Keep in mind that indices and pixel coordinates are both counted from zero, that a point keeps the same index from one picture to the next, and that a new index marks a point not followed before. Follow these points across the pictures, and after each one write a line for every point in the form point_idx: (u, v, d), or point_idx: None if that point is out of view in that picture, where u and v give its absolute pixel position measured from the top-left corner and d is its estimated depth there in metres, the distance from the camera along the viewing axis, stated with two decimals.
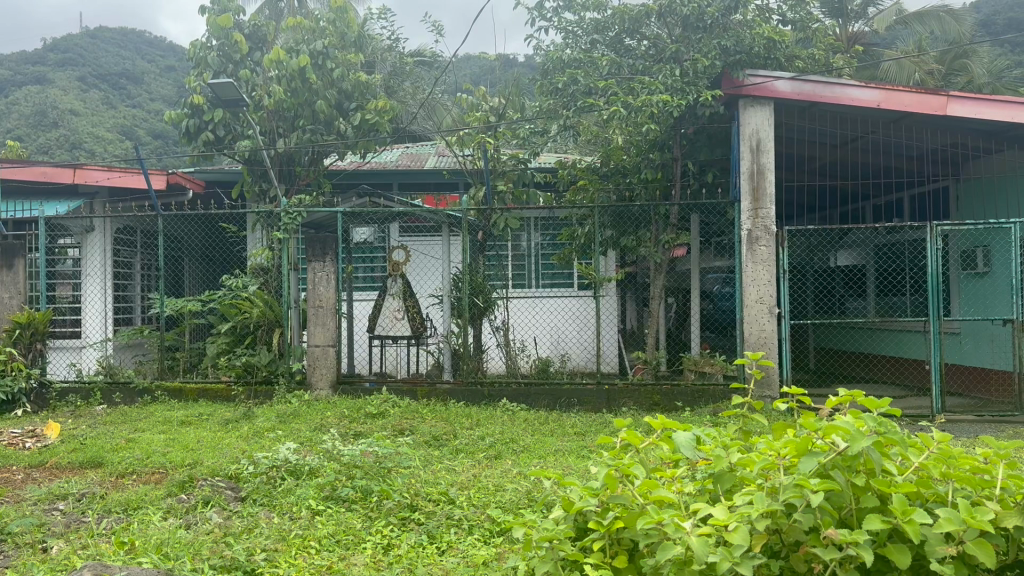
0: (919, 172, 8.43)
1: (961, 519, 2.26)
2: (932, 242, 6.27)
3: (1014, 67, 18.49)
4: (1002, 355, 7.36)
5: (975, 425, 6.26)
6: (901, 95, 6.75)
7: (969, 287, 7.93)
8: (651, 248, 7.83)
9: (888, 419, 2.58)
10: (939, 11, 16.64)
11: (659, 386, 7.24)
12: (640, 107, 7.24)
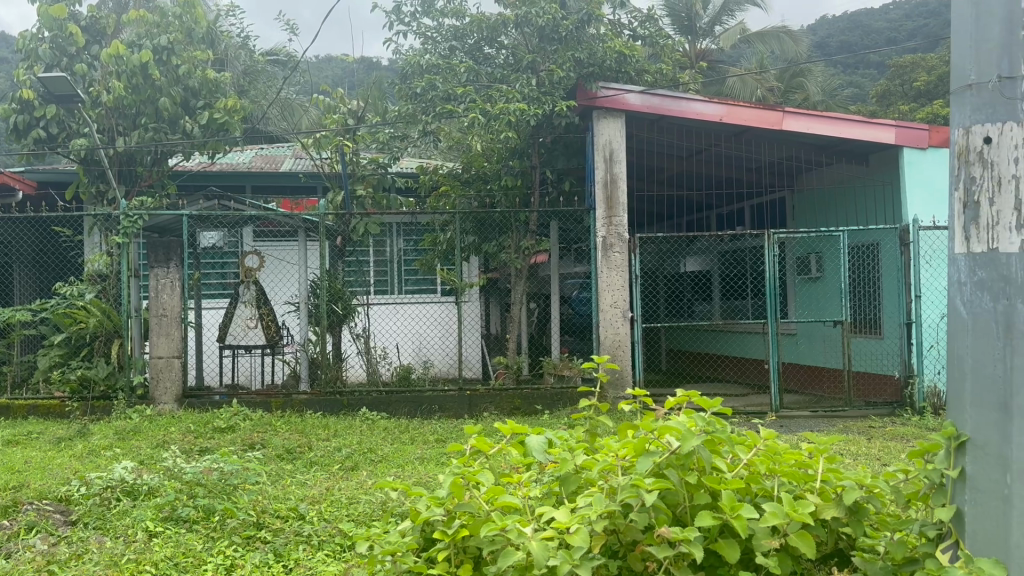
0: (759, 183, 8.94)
1: (785, 512, 2.36)
2: (770, 249, 6.64)
3: (843, 86, 20.11)
4: (832, 354, 7.89)
5: (809, 421, 6.64)
6: (740, 110, 7.11)
7: (804, 291, 8.46)
8: (511, 255, 7.86)
9: (720, 417, 2.68)
10: (779, 32, 17.81)
11: (520, 391, 7.29)
12: (498, 115, 7.29)
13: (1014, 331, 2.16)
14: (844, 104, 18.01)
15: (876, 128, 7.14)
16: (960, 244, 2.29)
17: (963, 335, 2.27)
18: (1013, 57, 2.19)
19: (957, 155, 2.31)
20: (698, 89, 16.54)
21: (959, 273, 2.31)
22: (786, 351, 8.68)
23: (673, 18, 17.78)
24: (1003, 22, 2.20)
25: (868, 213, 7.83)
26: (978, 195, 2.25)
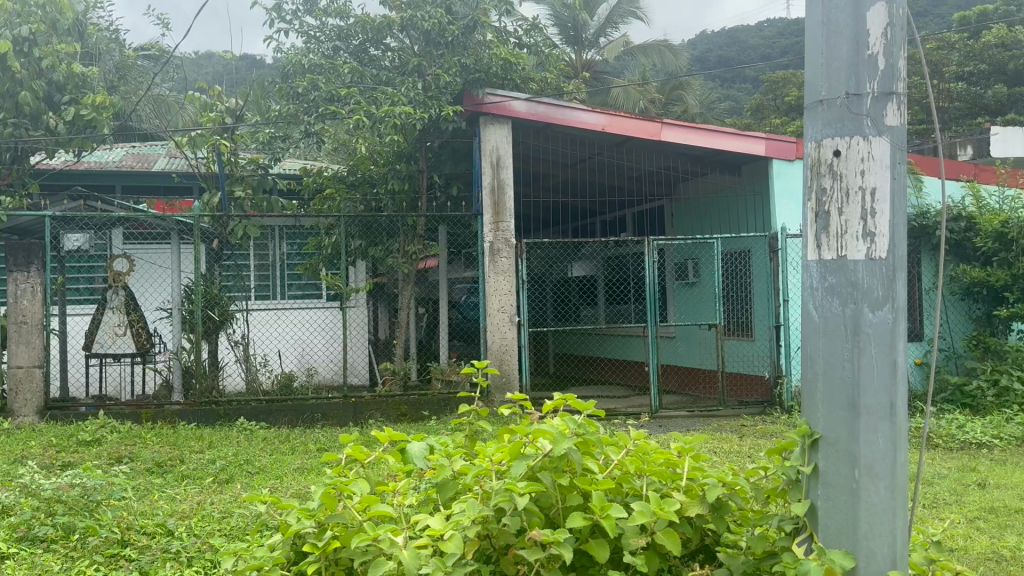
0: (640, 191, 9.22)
1: (652, 511, 2.40)
2: (650, 256, 6.84)
3: (720, 100, 21.06)
4: (708, 356, 8.20)
5: (687, 421, 6.86)
6: (621, 120, 7.31)
7: (682, 296, 8.77)
8: (399, 260, 7.75)
9: (594, 420, 2.71)
10: (660, 46, 18.46)
11: (406, 398, 7.21)
12: (383, 118, 7.21)
13: (861, 333, 2.27)
14: (721, 117, 18.87)
15: (747, 140, 7.47)
16: (813, 251, 2.37)
17: (815, 338, 2.36)
18: (859, 76, 2.28)
19: (809, 167, 2.38)
20: (583, 98, 16.92)
21: (810, 279, 2.39)
22: (665, 354, 8.96)
23: (559, 28, 18.16)
24: (850, 42, 2.29)
25: (741, 221, 8.18)
26: (828, 205, 2.33)
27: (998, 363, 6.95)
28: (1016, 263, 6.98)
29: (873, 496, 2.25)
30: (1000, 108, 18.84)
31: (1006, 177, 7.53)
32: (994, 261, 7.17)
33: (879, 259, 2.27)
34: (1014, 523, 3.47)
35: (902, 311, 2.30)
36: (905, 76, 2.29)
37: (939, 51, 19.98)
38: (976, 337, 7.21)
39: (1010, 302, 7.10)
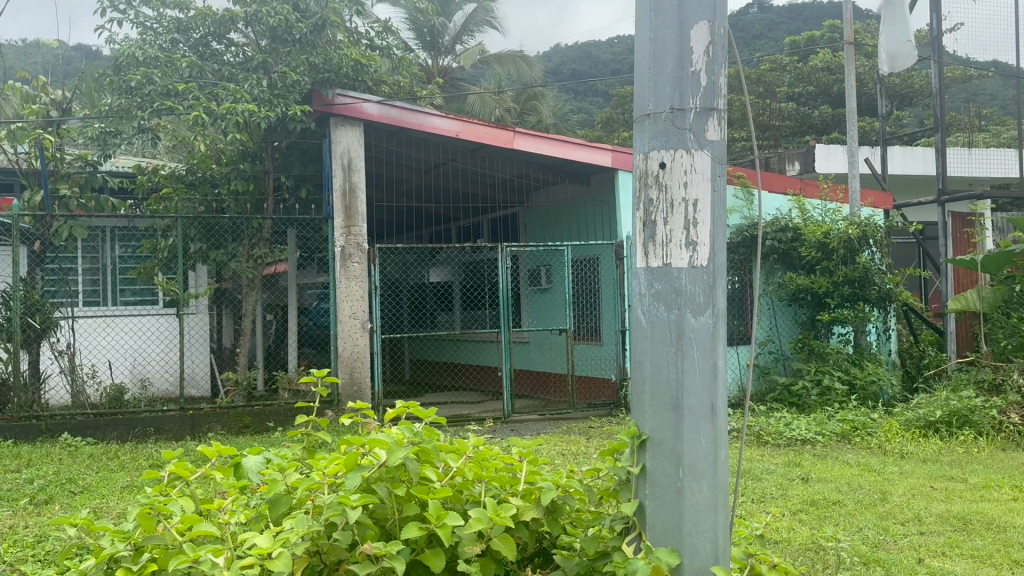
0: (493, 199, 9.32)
1: (489, 516, 2.36)
2: (503, 262, 6.90)
3: (573, 111, 21.71)
4: (558, 360, 8.38)
5: (538, 424, 6.95)
6: (475, 127, 7.35)
7: (534, 302, 8.92)
8: (243, 264, 7.43)
9: (434, 428, 2.66)
10: (515, 56, 18.84)
11: (249, 408, 6.92)
12: (225, 115, 6.93)
13: (684, 337, 2.36)
14: (573, 129, 19.48)
15: (595, 151, 7.70)
16: (642, 259, 2.45)
17: (644, 342, 2.43)
18: (683, 92, 2.38)
19: (638, 178, 2.47)
20: (439, 104, 16.96)
21: (639, 285, 2.47)
22: (518, 358, 9.08)
23: (415, 32, 18.28)
24: (675, 59, 2.38)
25: (590, 230, 8.42)
26: (654, 215, 2.42)
27: (821, 364, 7.47)
28: (836, 270, 7.58)
29: (696, 494, 2.33)
30: (825, 128, 20.37)
31: (829, 191, 8.07)
32: (817, 269, 7.73)
33: (700, 266, 2.37)
34: (832, 515, 3.65)
35: (723, 317, 2.41)
36: (726, 93, 2.40)
37: (772, 73, 21.45)
38: (802, 339, 7.68)
39: (831, 307, 7.66)
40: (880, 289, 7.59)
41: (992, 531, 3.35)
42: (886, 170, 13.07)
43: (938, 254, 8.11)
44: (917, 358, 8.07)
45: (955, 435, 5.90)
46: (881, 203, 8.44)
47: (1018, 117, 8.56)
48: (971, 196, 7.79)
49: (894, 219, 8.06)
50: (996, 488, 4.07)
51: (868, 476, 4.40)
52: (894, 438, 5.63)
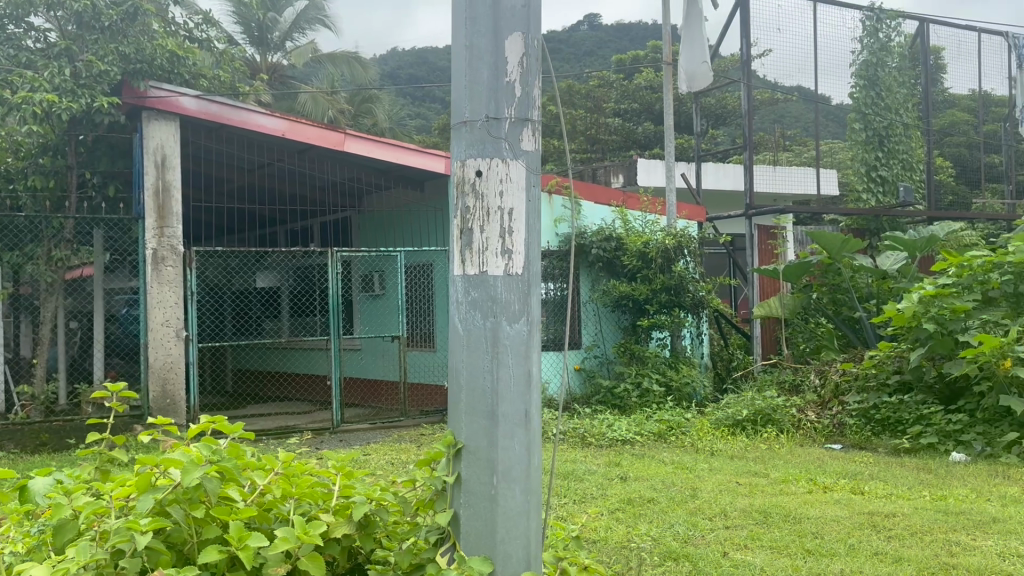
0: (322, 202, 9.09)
1: (295, 536, 2.25)
2: (332, 266, 6.72)
3: (408, 117, 21.72)
4: (390, 367, 8.30)
5: (367, 433, 6.82)
6: (302, 127, 7.13)
7: (367, 309, 8.77)
8: (41, 268, 6.85)
9: (241, 444, 2.50)
10: (348, 57, 18.75)
11: (47, 424, 6.34)
12: (20, 105, 6.49)
13: (500, 345, 2.35)
14: (408, 133, 19.60)
15: (428, 157, 7.68)
16: (458, 266, 2.42)
17: (460, 350, 2.40)
18: (498, 102, 2.39)
19: (455, 186, 2.45)
20: (267, 102, 16.45)
21: (456, 293, 2.44)
22: (348, 366, 8.90)
23: (243, 26, 18.23)
24: (490, 68, 2.38)
25: (422, 236, 8.39)
26: (471, 223, 2.40)
27: (641, 367, 7.84)
28: (654, 279, 7.96)
29: (509, 500, 2.34)
30: (648, 142, 21.41)
31: (648, 203, 8.44)
32: (638, 277, 8.08)
33: (516, 275, 2.37)
34: (647, 512, 3.80)
35: (538, 325, 2.41)
36: (540, 105, 2.43)
37: (601, 88, 22.35)
38: (624, 344, 8.03)
39: (651, 313, 8.04)
40: (694, 296, 8.07)
41: (789, 522, 3.59)
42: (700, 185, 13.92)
43: (745, 265, 8.70)
44: (727, 361, 8.62)
45: (759, 432, 6.35)
46: (694, 216, 8.91)
47: (815, 138, 9.32)
48: (774, 211, 8.45)
49: (706, 232, 8.58)
50: (794, 482, 4.39)
51: (681, 474, 4.62)
52: (705, 436, 5.98)
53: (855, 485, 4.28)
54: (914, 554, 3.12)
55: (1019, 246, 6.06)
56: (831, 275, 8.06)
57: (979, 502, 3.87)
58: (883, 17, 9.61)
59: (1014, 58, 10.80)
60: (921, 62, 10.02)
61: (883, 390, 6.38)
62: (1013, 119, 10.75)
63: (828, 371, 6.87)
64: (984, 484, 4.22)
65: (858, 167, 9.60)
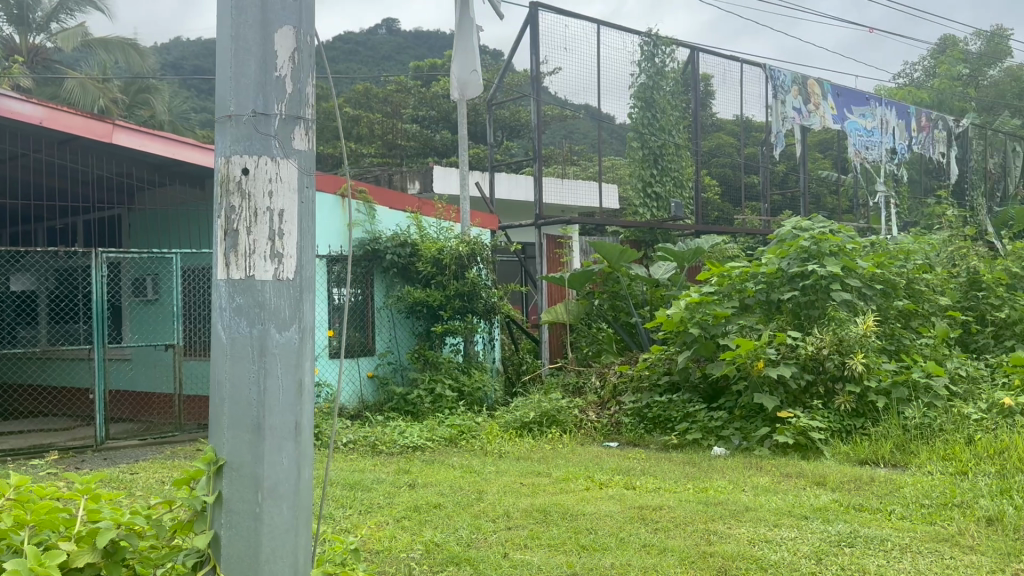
0: (89, 198, 8.37)
1: (27, 567, 2.03)
2: (96, 270, 6.18)
3: (193, 111, 20.68)
4: (163, 378, 7.77)
5: (137, 450, 6.33)
6: (65, 116, 6.51)
7: (139, 316, 8.16)
8: None
9: None
10: (124, 43, 17.64)
11: None
12: None
13: (268, 354, 2.25)
14: (191, 129, 18.77)
15: (210, 154, 7.29)
16: (221, 270, 2.30)
17: (222, 360, 2.28)
18: (267, 97, 2.30)
19: (220, 183, 2.33)
20: (27, 87, 15.06)
21: (219, 298, 2.31)
22: (115, 378, 8.22)
23: None
24: (258, 62, 2.30)
25: (202, 237, 7.95)
26: (236, 224, 2.29)
27: (434, 373, 7.88)
28: (448, 285, 8.05)
29: (275, 517, 2.26)
30: (445, 150, 21.69)
31: (443, 210, 8.56)
32: (432, 284, 8.15)
33: (286, 279, 2.28)
34: (432, 518, 3.80)
35: (309, 331, 2.34)
36: (312, 103, 2.38)
37: (398, 93, 22.40)
38: (418, 350, 8.02)
39: (444, 319, 8.13)
40: (486, 303, 8.25)
41: (567, 520, 3.73)
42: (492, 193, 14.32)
43: (535, 272, 9.08)
44: (518, 365, 8.82)
45: (545, 433, 6.58)
46: (487, 224, 9.21)
47: (598, 153, 9.84)
48: (561, 221, 8.89)
49: (498, 239, 8.80)
50: (574, 480, 4.59)
51: (468, 477, 4.70)
52: (494, 439, 6.11)
53: (627, 480, 4.55)
54: (677, 543, 3.35)
55: (771, 258, 6.80)
56: (610, 283, 8.69)
57: (734, 492, 4.25)
58: (658, 43, 10.47)
59: (769, 88, 11.95)
60: (691, 87, 10.84)
61: (655, 390, 6.86)
62: (768, 143, 11.93)
63: (607, 373, 7.39)
64: (739, 475, 4.64)
65: (635, 182, 10.26)
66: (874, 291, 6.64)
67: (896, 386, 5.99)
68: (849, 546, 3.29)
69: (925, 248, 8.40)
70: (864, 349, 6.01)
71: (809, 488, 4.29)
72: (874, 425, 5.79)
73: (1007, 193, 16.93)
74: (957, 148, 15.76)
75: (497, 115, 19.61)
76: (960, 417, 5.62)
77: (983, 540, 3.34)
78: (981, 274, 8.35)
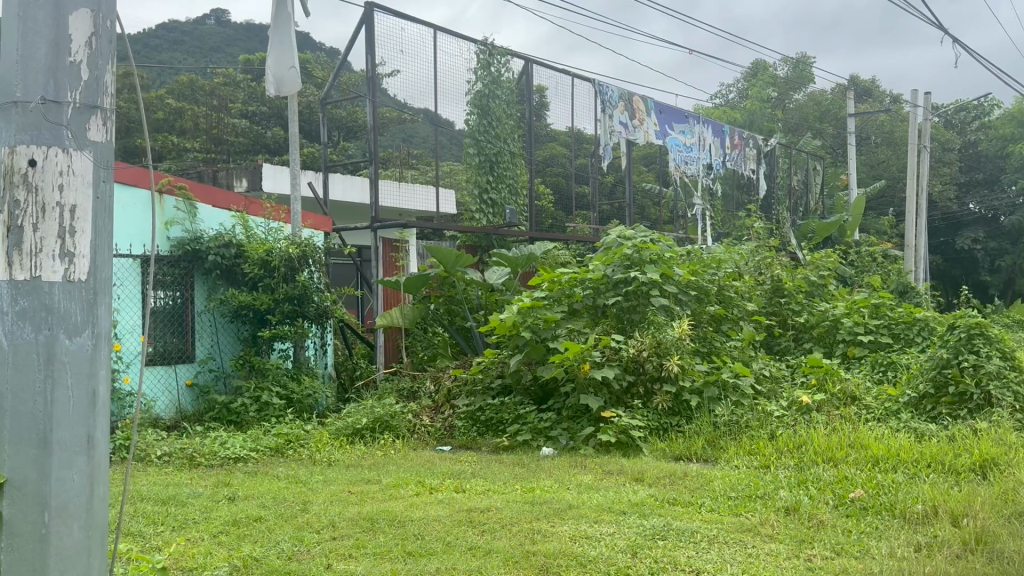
0: None
1: None
2: None
3: None
4: None
5: None
6: None
7: None
8: None
9: None
10: None
11: None
12: None
13: (55, 362, 2.08)
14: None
15: None
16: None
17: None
18: (58, 82, 2.14)
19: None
20: None
21: None
22: None
23: None
24: (48, 44, 2.13)
25: None
26: (20, 219, 2.09)
27: (260, 380, 7.61)
28: (277, 288, 7.85)
29: (63, 539, 2.10)
30: (277, 148, 20.99)
31: (272, 210, 8.33)
32: (259, 287, 7.88)
33: (78, 281, 2.12)
34: (252, 533, 3.65)
35: (104, 338, 2.19)
36: (112, 92, 2.24)
37: (226, 87, 21.44)
38: (243, 357, 7.73)
39: (272, 323, 7.90)
40: (318, 307, 8.11)
41: (393, 527, 3.69)
42: (324, 195, 14.00)
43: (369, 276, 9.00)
44: (351, 370, 8.77)
45: (376, 439, 6.49)
46: (320, 226, 8.97)
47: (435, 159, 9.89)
48: (397, 225, 8.90)
49: (331, 242, 8.64)
50: (403, 486, 4.55)
51: (294, 488, 4.55)
52: (323, 448, 5.98)
53: (457, 484, 4.57)
54: (502, 545, 3.39)
55: (597, 265, 7.06)
56: (446, 287, 8.73)
57: (559, 490, 4.37)
58: (494, 52, 10.60)
59: (598, 103, 12.32)
60: (525, 97, 11.12)
61: (487, 393, 6.96)
62: (597, 155, 12.32)
63: (441, 378, 7.42)
64: (564, 474, 4.77)
65: (471, 188, 10.38)
66: (689, 296, 7.06)
67: (708, 385, 6.36)
68: (662, 539, 3.46)
69: (733, 257, 9.04)
70: (680, 351, 6.39)
71: (629, 484, 4.49)
72: (688, 423, 6.14)
73: (808, 208, 18.54)
74: (765, 165, 17.05)
75: (332, 114, 19.12)
76: (764, 414, 6.07)
77: (781, 529, 3.62)
78: (782, 281, 9.05)
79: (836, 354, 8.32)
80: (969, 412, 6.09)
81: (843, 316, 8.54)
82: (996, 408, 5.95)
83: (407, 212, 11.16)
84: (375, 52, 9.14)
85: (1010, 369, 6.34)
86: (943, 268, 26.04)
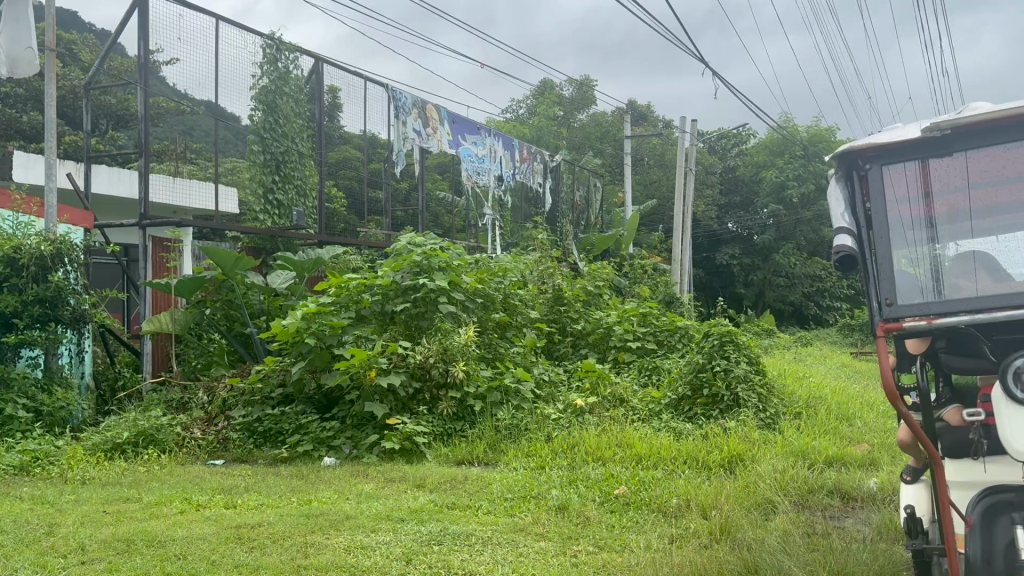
0: None
1: None
2: None
3: None
4: None
5: None
6: None
7: None
8: None
9: None
10: None
11: None
12: None
13: None
14: None
15: None
16: None
17: None
18: None
19: None
20: None
21: None
22: None
23: None
24: None
25: None
26: None
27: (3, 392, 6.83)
28: (25, 289, 7.10)
29: None
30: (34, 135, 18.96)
31: (21, 203, 7.61)
32: (4, 287, 7.10)
33: None
34: None
35: None
36: None
37: None
38: None
39: (19, 329, 7.12)
40: (74, 311, 7.43)
41: (152, 547, 3.45)
42: (86, 187, 12.84)
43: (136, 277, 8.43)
44: (113, 380, 8.24)
45: (138, 455, 6.05)
46: (77, 221, 8.27)
47: (215, 154, 9.40)
48: (169, 223, 8.36)
49: (92, 239, 7.96)
50: (166, 504, 4.27)
51: (38, 511, 4.13)
52: (77, 465, 5.50)
53: (227, 499, 4.35)
54: (271, 561, 3.27)
55: (386, 271, 7.04)
56: (224, 291, 8.42)
57: (337, 501, 4.30)
58: (281, 48, 10.29)
59: (391, 108, 12.37)
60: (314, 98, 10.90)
61: (267, 403, 6.71)
62: (391, 161, 12.36)
63: (216, 388, 7.07)
64: (344, 484, 4.70)
65: (255, 188, 9.99)
66: (476, 303, 7.22)
67: (490, 391, 6.56)
68: (437, 545, 3.50)
69: (517, 267, 9.36)
70: (465, 357, 6.53)
71: (409, 492, 4.50)
72: (471, 427, 6.29)
73: (589, 222, 19.63)
74: (551, 180, 17.83)
75: (100, 101, 17.60)
76: (542, 417, 6.35)
77: (550, 527, 3.79)
78: (563, 291, 9.45)
79: (608, 360, 8.88)
80: (720, 412, 6.70)
81: (614, 324, 9.20)
82: (742, 409, 6.63)
83: (183, 211, 10.57)
84: (149, 40, 8.63)
85: (755, 373, 7.08)
86: (703, 281, 28.50)
